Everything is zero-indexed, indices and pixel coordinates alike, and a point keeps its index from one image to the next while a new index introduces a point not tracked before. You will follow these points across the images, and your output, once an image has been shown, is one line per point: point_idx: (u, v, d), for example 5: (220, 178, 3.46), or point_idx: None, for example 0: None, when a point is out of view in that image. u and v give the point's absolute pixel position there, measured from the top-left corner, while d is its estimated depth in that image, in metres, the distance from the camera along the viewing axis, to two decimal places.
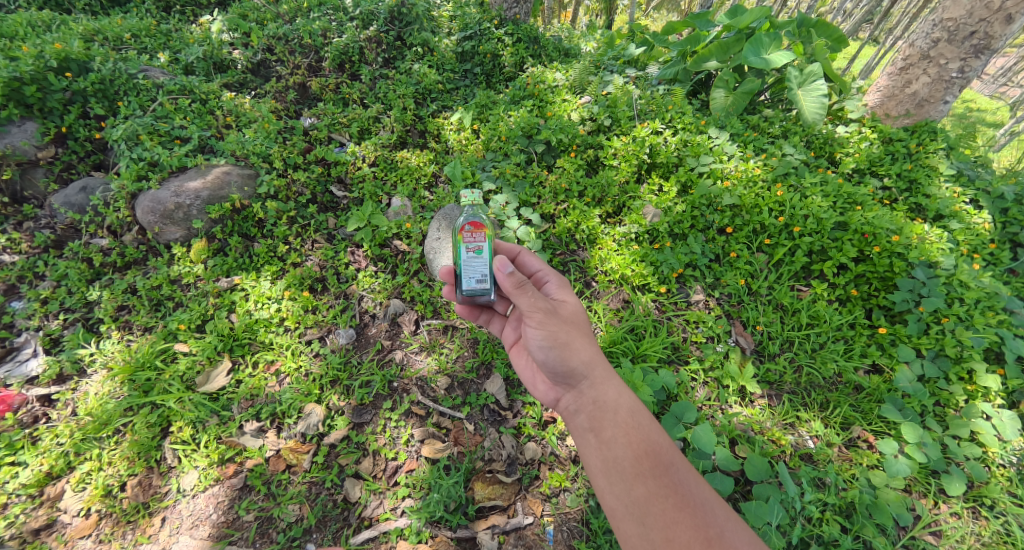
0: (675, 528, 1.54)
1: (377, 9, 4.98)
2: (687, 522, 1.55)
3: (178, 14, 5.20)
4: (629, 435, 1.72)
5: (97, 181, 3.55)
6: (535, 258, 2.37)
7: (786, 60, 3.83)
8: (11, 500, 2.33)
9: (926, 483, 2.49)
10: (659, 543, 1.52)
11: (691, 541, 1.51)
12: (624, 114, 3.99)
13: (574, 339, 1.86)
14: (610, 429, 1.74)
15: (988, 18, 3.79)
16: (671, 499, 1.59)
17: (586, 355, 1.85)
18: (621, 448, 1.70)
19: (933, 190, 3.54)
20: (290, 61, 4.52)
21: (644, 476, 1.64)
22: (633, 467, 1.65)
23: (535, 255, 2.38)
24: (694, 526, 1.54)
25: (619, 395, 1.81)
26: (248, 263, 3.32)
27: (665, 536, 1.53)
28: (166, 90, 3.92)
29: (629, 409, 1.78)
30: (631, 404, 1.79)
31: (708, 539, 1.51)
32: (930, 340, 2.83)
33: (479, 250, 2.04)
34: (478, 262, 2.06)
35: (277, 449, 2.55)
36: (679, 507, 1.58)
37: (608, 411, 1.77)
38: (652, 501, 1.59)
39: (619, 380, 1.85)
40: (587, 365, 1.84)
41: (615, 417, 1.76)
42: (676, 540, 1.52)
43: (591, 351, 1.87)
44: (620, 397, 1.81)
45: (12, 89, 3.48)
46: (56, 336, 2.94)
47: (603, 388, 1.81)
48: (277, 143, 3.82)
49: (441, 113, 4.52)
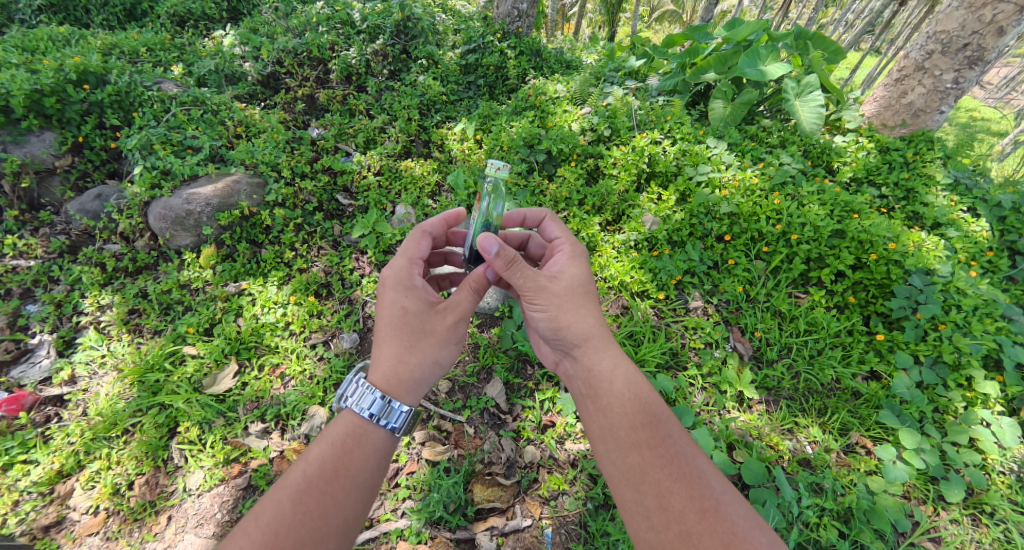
0: (670, 496, 1.56)
1: (384, 23, 5.13)
2: (683, 493, 1.57)
3: (191, 29, 5.37)
4: (626, 404, 1.75)
5: (111, 189, 3.67)
6: (558, 224, 2.28)
7: (782, 72, 3.90)
8: (22, 497, 2.40)
9: (924, 489, 2.49)
10: (653, 510, 1.56)
11: (684, 512, 1.53)
12: (624, 125, 4.09)
13: (570, 311, 1.89)
14: (605, 398, 1.78)
15: (980, 31, 3.86)
16: (667, 469, 1.61)
17: (583, 325, 1.87)
18: (616, 417, 1.73)
19: (930, 199, 3.58)
20: (299, 74, 4.63)
21: (639, 445, 1.66)
22: (630, 436, 1.68)
23: (558, 221, 2.29)
24: (690, 495, 1.56)
25: (616, 365, 1.83)
26: (256, 268, 3.40)
27: (660, 505, 1.56)
28: (180, 102, 4.06)
29: (624, 379, 1.80)
30: (627, 375, 1.81)
31: (703, 510, 1.53)
32: (927, 347, 2.85)
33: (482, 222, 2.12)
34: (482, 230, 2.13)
35: (281, 450, 2.62)
36: (674, 477, 1.60)
37: (604, 380, 1.80)
38: (647, 470, 1.61)
39: (617, 351, 1.86)
40: (583, 334, 1.87)
41: (611, 387, 1.79)
42: (669, 509, 1.54)
43: (588, 321, 1.88)
44: (615, 367, 1.83)
45: (32, 100, 3.61)
46: (69, 338, 3.03)
47: (598, 358, 1.84)
48: (285, 152, 3.94)
49: (445, 123, 4.63)
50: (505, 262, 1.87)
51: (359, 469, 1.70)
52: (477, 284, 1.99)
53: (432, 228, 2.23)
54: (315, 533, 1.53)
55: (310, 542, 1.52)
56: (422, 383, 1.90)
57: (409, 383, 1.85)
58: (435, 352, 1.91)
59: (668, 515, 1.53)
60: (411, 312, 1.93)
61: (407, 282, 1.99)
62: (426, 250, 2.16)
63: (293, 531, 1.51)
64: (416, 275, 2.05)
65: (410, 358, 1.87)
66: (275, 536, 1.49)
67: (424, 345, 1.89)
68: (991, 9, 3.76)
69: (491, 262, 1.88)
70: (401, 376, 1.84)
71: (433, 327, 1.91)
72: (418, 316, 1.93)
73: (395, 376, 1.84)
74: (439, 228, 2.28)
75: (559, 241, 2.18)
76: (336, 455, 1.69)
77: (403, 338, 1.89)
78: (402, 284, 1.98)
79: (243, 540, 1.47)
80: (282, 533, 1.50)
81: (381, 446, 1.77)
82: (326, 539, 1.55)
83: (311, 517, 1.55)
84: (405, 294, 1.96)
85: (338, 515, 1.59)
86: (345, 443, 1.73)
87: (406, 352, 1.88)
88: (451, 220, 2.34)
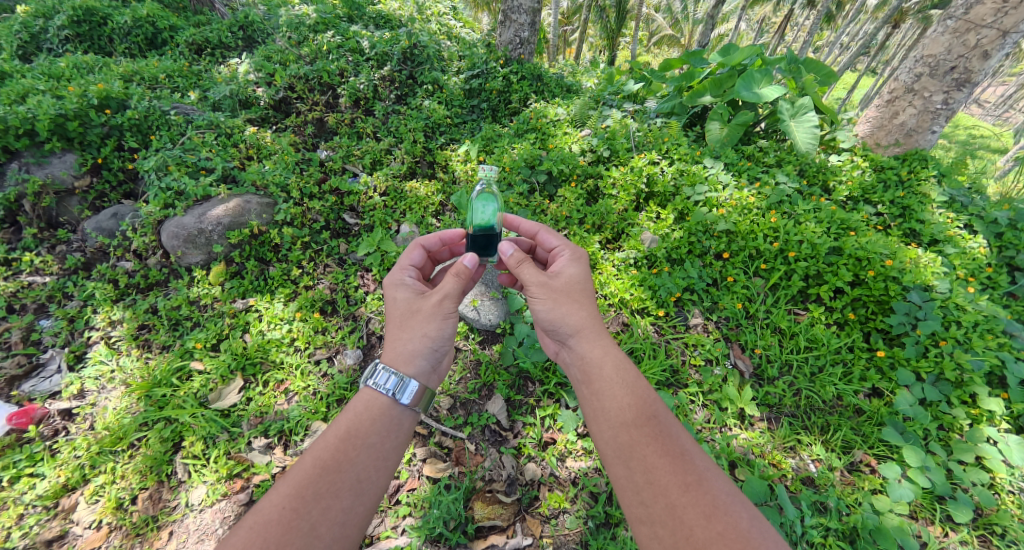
0: (657, 471, 1.65)
1: (391, 51, 5.35)
2: (667, 468, 1.66)
3: (208, 56, 5.61)
4: (617, 388, 1.82)
5: (127, 207, 3.78)
6: (554, 233, 2.34)
7: (777, 95, 4.04)
8: (27, 511, 2.43)
9: (932, 509, 2.45)
10: (642, 485, 1.64)
11: (669, 485, 1.63)
12: (622, 146, 4.20)
13: (565, 305, 1.97)
14: (597, 383, 1.86)
15: (966, 55, 3.97)
16: (653, 446, 1.69)
17: (576, 316, 1.95)
18: (608, 401, 1.81)
19: (927, 216, 3.63)
20: (310, 99, 4.81)
21: (628, 425, 1.74)
22: (620, 417, 1.76)
23: (555, 230, 2.35)
24: (675, 471, 1.65)
25: (607, 353, 1.89)
26: (263, 285, 3.48)
27: (648, 480, 1.64)
28: (195, 126, 4.21)
29: (614, 364, 1.87)
30: (616, 360, 1.87)
31: (686, 484, 1.63)
32: (929, 364, 2.84)
33: (486, 222, 2.24)
34: (480, 230, 2.24)
35: (283, 466, 2.64)
36: (660, 453, 1.68)
37: (595, 367, 1.88)
38: (636, 447, 1.70)
39: (608, 339, 1.93)
40: (577, 326, 1.94)
41: (602, 373, 1.86)
42: (656, 483, 1.63)
43: (580, 314, 1.96)
44: (605, 354, 1.89)
45: (56, 124, 3.79)
46: (80, 353, 3.10)
47: (590, 346, 1.91)
48: (294, 173, 4.05)
49: (449, 145, 4.78)
50: (514, 261, 2.04)
51: (370, 433, 1.83)
52: (460, 270, 2.04)
53: (426, 241, 2.44)
54: (332, 488, 1.69)
55: (327, 495, 1.68)
56: (417, 356, 1.97)
57: (402, 356, 1.94)
58: (422, 326, 1.99)
59: (655, 489, 1.63)
60: (400, 299, 2.10)
61: (396, 280, 2.18)
62: (419, 259, 2.37)
63: (312, 485, 1.68)
64: (407, 274, 2.23)
65: (401, 336, 2.00)
66: (297, 490, 1.66)
67: (412, 322, 2.01)
68: (976, 34, 3.89)
69: (506, 262, 2.07)
70: (396, 352, 1.95)
71: (419, 306, 2.03)
72: (409, 301, 2.08)
73: (391, 352, 1.96)
74: (434, 243, 2.47)
75: (559, 248, 2.24)
76: (351, 421, 1.84)
77: (397, 323, 2.04)
78: (393, 282, 2.17)
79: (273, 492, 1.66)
80: (303, 486, 1.67)
81: (390, 412, 1.88)
82: (341, 494, 1.70)
83: (329, 473, 1.71)
84: (397, 290, 2.14)
85: (352, 473, 1.73)
86: (359, 410, 1.86)
87: (398, 331, 2.01)
88: (447, 237, 2.50)
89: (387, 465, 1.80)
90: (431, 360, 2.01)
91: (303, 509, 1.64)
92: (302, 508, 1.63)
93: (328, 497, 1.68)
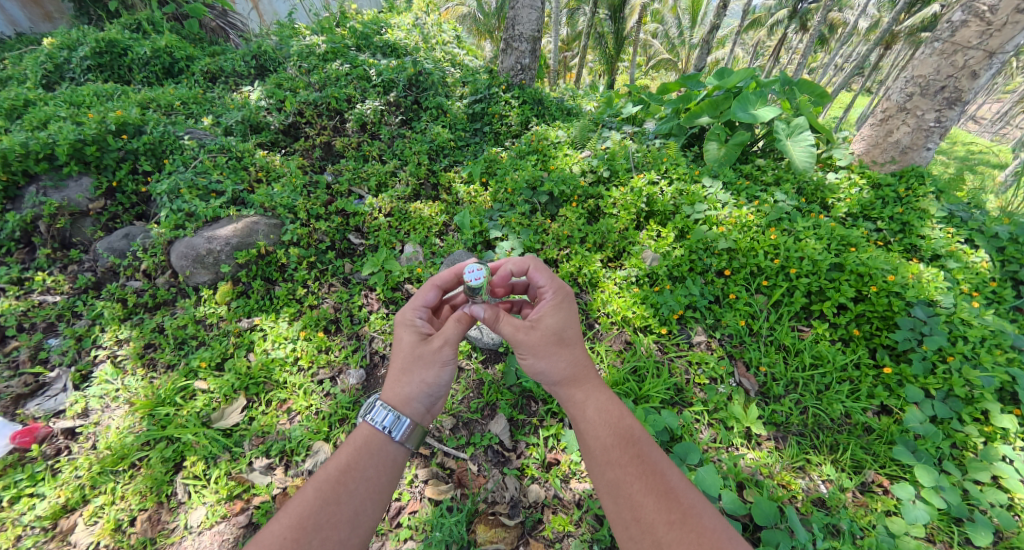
0: (643, 508, 1.65)
1: (397, 78, 5.53)
2: (653, 506, 1.65)
3: (222, 84, 5.82)
4: (599, 428, 1.83)
5: (138, 229, 3.85)
6: (544, 270, 2.16)
7: (772, 115, 4.13)
8: (25, 532, 2.40)
9: (949, 531, 2.37)
10: (629, 521, 1.65)
11: (655, 522, 1.62)
12: (621, 167, 4.28)
13: (544, 357, 1.98)
14: (581, 428, 1.87)
15: (954, 75, 4.08)
16: (637, 484, 1.69)
17: (557, 366, 1.97)
18: (592, 441, 1.82)
19: (927, 231, 3.65)
20: (318, 123, 4.96)
21: (613, 463, 1.74)
22: (605, 455, 1.77)
23: (544, 267, 2.16)
24: (661, 507, 1.64)
25: (589, 396, 1.91)
26: (269, 304, 3.53)
27: (634, 516, 1.65)
28: (207, 150, 4.33)
29: (596, 407, 1.88)
30: (599, 403, 1.88)
31: (672, 521, 1.61)
32: (937, 380, 2.80)
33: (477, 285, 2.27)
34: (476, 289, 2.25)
35: (283, 487, 2.60)
36: (644, 491, 1.67)
37: (578, 409, 1.90)
38: (621, 485, 1.70)
39: (591, 384, 1.94)
40: (559, 372, 1.97)
41: (585, 415, 1.88)
42: (642, 520, 1.63)
43: (560, 363, 1.97)
44: (589, 398, 1.91)
45: (74, 149, 3.91)
46: (86, 372, 3.12)
47: (573, 393, 1.93)
48: (302, 196, 4.15)
49: (452, 167, 4.90)
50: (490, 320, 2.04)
51: (367, 466, 1.83)
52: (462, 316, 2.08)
53: (442, 279, 2.25)
54: (331, 519, 1.68)
55: (327, 526, 1.67)
56: (414, 398, 1.98)
57: (400, 397, 1.96)
58: (421, 373, 2.02)
59: (642, 525, 1.63)
60: (405, 341, 2.08)
61: (406, 321, 2.14)
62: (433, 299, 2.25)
63: (313, 515, 1.67)
64: (418, 314, 2.18)
65: (402, 378, 2.01)
66: (298, 520, 1.65)
67: (413, 367, 2.02)
68: (963, 55, 4.00)
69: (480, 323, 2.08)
70: (394, 393, 1.97)
71: (421, 352, 2.03)
72: (413, 347, 2.06)
73: (390, 393, 1.97)
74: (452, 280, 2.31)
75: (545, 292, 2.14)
76: (351, 453, 1.84)
77: (399, 366, 2.04)
78: (403, 322, 2.15)
79: (274, 525, 1.65)
80: (304, 517, 1.66)
81: (386, 448, 1.87)
82: (339, 526, 1.69)
83: (329, 503, 1.70)
84: (405, 331, 2.11)
85: (349, 505, 1.73)
86: (358, 443, 1.85)
87: (399, 373, 2.02)
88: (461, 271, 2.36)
89: (383, 498, 1.80)
90: (427, 402, 2.03)
91: (303, 539, 1.63)
92: (302, 539, 1.62)
93: (328, 529, 1.67)
